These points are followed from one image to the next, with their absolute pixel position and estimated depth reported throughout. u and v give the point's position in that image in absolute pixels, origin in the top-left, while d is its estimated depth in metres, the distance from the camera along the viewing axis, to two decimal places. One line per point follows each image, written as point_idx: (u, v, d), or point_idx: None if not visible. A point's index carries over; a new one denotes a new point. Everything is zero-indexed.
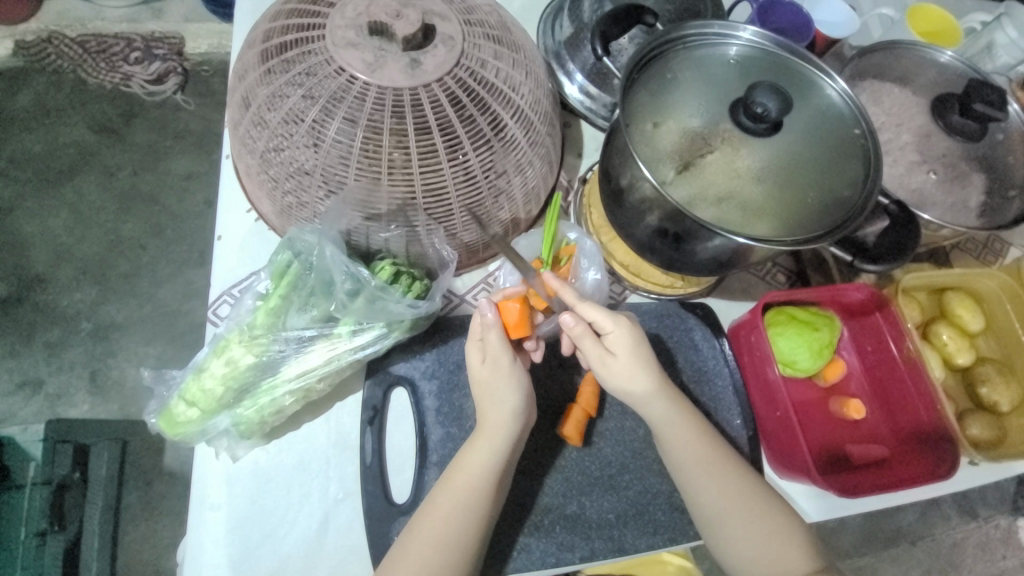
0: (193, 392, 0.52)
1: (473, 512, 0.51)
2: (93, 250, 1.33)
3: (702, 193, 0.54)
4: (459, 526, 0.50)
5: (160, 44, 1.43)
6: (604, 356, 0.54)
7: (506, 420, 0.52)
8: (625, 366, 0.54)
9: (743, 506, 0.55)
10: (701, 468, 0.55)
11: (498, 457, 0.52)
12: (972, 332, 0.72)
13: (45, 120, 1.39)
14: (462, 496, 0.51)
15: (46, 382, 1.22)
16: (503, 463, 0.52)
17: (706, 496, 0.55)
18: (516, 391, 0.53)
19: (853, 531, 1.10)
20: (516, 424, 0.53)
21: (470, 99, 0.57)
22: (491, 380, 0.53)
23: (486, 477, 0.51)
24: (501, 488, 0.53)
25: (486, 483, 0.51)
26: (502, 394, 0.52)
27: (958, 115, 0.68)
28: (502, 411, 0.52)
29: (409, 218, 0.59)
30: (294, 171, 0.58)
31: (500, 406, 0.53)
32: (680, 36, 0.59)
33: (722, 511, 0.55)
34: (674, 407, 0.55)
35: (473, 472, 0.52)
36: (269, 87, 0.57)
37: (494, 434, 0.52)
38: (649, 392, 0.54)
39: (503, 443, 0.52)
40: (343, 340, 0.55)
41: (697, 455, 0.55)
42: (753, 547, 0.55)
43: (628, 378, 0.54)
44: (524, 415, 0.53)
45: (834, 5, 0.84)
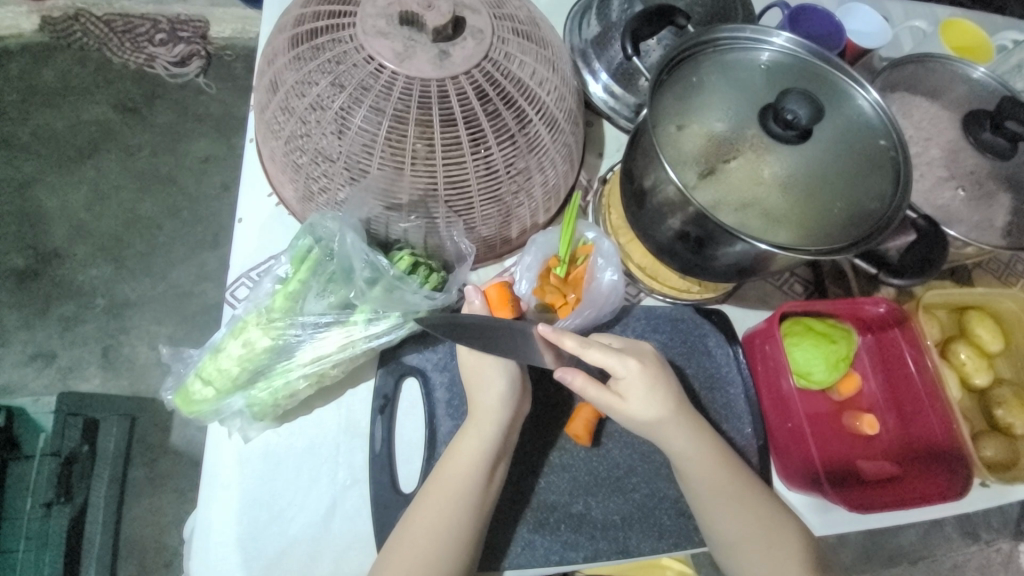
0: (210, 371, 0.53)
1: (469, 499, 0.52)
2: (111, 227, 1.34)
3: (726, 198, 0.54)
4: (457, 513, 0.51)
5: (185, 26, 1.44)
6: (613, 399, 0.54)
7: (495, 404, 0.55)
8: (638, 410, 0.54)
9: (735, 507, 0.55)
10: (698, 470, 0.55)
11: (489, 442, 0.53)
12: (990, 353, 0.71)
13: (70, 97, 1.41)
14: (458, 483, 0.52)
15: (59, 355, 1.24)
16: (495, 448, 0.54)
17: (703, 498, 0.56)
18: (504, 375, 0.56)
19: (854, 547, 1.10)
20: (505, 409, 0.55)
21: (496, 93, 0.57)
22: (476, 365, 0.56)
23: (481, 462, 0.53)
24: (496, 476, 0.54)
25: (481, 469, 0.53)
26: (489, 377, 0.55)
27: (988, 133, 0.66)
28: (492, 394, 0.55)
29: (429, 210, 0.59)
30: (317, 158, 0.58)
31: (489, 391, 0.55)
32: (711, 39, 0.58)
33: (720, 512, 0.55)
34: (681, 415, 0.55)
35: (467, 458, 0.53)
36: (298, 72, 0.57)
37: (484, 418, 0.54)
38: (659, 418, 0.54)
39: (493, 428, 0.54)
40: (358, 328, 0.55)
41: (692, 459, 0.55)
42: (749, 547, 0.56)
43: (642, 411, 0.54)
44: (512, 399, 0.55)
45: (866, 15, 0.82)
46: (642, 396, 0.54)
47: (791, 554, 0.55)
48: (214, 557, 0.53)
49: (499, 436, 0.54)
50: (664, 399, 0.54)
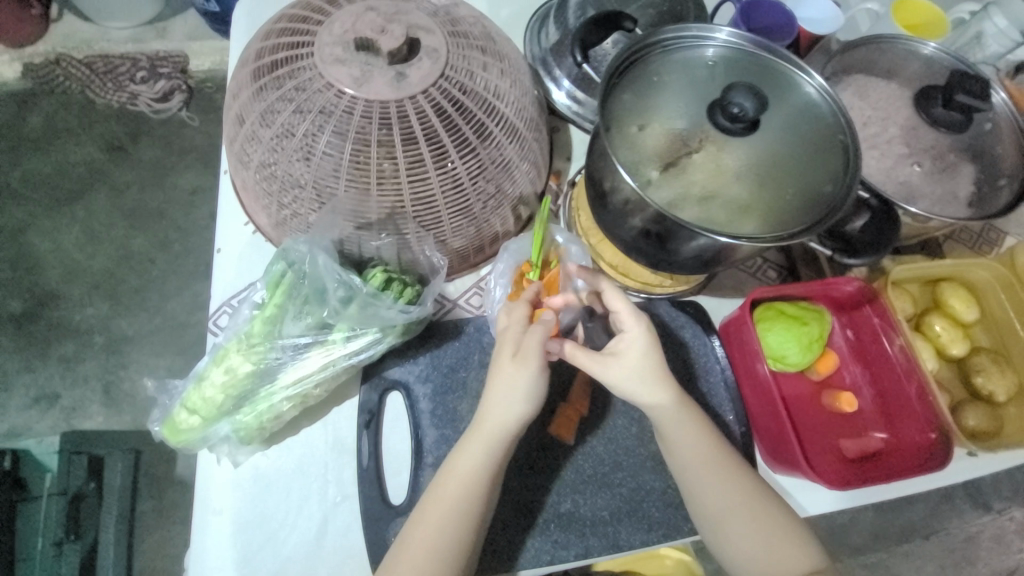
0: (194, 400, 0.54)
1: (469, 513, 0.52)
2: (104, 265, 1.37)
3: (683, 194, 0.55)
4: (453, 527, 0.51)
5: (166, 62, 1.47)
6: (610, 359, 0.54)
7: (503, 422, 0.52)
8: (634, 371, 0.53)
9: (722, 481, 0.56)
10: (702, 461, 0.56)
11: (491, 457, 0.52)
12: (965, 322, 0.72)
13: (57, 141, 1.44)
14: (457, 499, 0.51)
15: (62, 395, 1.26)
16: (495, 463, 0.52)
17: (707, 490, 0.56)
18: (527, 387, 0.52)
19: (860, 525, 1.11)
20: (513, 424, 0.52)
21: (454, 109, 0.59)
22: (509, 375, 0.52)
23: (482, 477, 0.52)
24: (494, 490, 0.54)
25: (480, 484, 0.52)
26: (510, 388, 0.52)
27: (941, 107, 0.68)
28: (504, 410, 0.52)
29: (399, 226, 0.61)
30: (287, 185, 0.60)
31: (500, 408, 0.52)
32: (657, 41, 0.60)
33: (707, 488, 0.56)
34: (660, 386, 0.54)
35: (469, 473, 0.52)
36: (262, 104, 0.59)
37: (490, 433, 0.52)
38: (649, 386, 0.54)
39: (499, 442, 0.52)
40: (337, 346, 0.56)
41: (699, 451, 0.56)
42: (749, 541, 0.56)
43: (635, 383, 0.54)
44: (526, 412, 0.53)
45: (819, 1, 0.84)
46: (642, 351, 0.54)
47: (792, 544, 0.56)
48: None
49: (504, 449, 0.53)
50: (658, 366, 0.54)
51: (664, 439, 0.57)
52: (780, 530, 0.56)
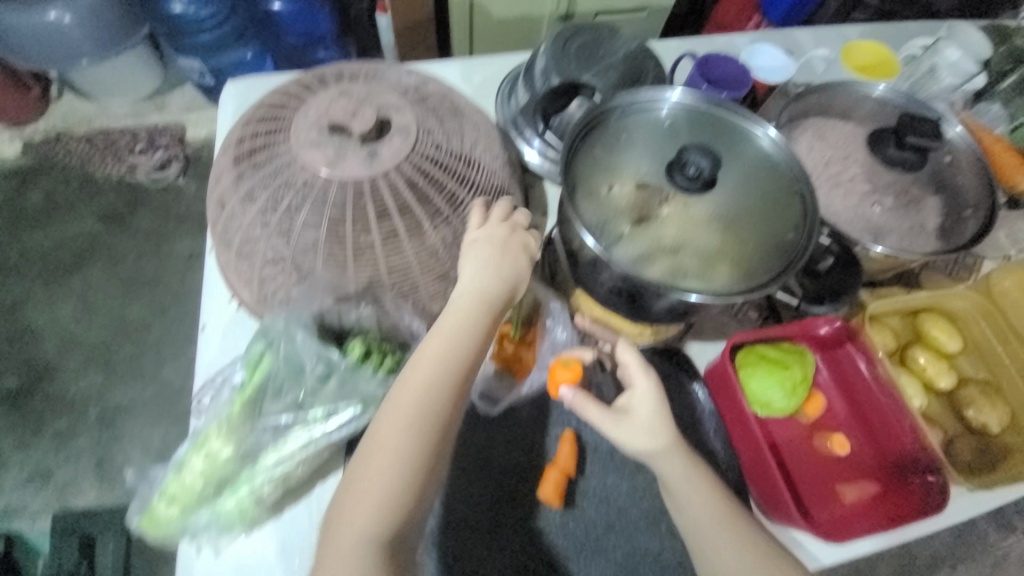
0: (174, 489, 0.53)
1: (408, 457, 0.47)
2: (100, 335, 1.38)
3: (650, 251, 0.57)
4: (393, 473, 0.47)
5: (163, 134, 1.53)
6: (618, 414, 0.53)
7: (447, 352, 0.51)
8: (640, 426, 0.52)
9: (735, 539, 0.52)
10: (709, 515, 0.52)
11: (435, 385, 0.50)
12: (950, 353, 0.72)
13: (56, 216, 1.48)
14: (395, 441, 0.47)
15: (56, 473, 1.24)
16: (462, 352, 0.52)
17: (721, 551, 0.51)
18: (474, 306, 0.54)
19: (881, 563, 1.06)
20: (459, 350, 0.51)
21: (426, 182, 0.61)
22: (474, 266, 0.55)
23: (424, 413, 0.49)
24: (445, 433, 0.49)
25: (423, 420, 0.48)
26: (459, 302, 0.54)
27: (895, 148, 0.69)
28: (447, 335, 0.52)
29: (377, 295, 0.62)
30: (267, 263, 0.61)
31: (444, 333, 0.52)
32: (613, 106, 0.63)
33: (720, 550, 0.52)
34: (666, 437, 0.52)
35: (406, 406, 0.49)
36: (242, 188, 0.62)
37: (433, 358, 0.51)
38: (653, 441, 0.52)
39: (444, 370, 0.50)
40: (317, 423, 0.56)
41: (704, 504, 0.52)
42: None
43: (635, 438, 0.52)
44: (473, 335, 0.52)
45: (771, 51, 0.89)
46: (648, 406, 0.53)
47: None
48: None
49: (449, 379, 0.50)
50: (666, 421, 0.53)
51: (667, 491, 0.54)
52: None
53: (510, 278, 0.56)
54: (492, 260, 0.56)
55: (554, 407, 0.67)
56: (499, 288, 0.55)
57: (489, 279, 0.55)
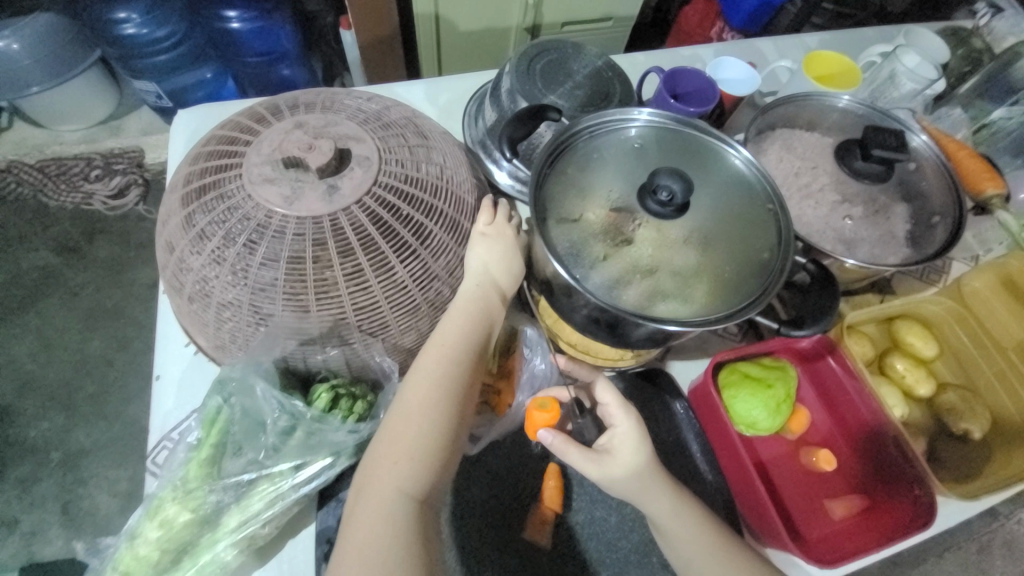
0: (126, 562, 0.49)
1: (431, 425, 0.51)
2: (58, 374, 1.29)
3: (628, 277, 0.55)
4: (412, 439, 0.50)
5: (121, 159, 1.47)
6: (597, 456, 0.51)
7: (461, 332, 0.56)
8: (620, 468, 0.51)
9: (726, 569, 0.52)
10: (701, 548, 0.52)
11: (452, 361, 0.54)
12: (926, 359, 0.72)
13: (6, 249, 1.39)
14: (421, 411, 0.51)
15: (15, 522, 1.16)
16: (470, 336, 0.56)
17: None
18: (481, 293, 0.60)
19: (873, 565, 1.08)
20: (471, 332, 0.57)
21: (390, 214, 0.58)
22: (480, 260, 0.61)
23: (446, 385, 0.53)
24: (462, 407, 0.53)
25: (445, 393, 0.53)
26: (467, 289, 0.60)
27: (861, 161, 0.70)
28: (460, 318, 0.57)
29: (344, 337, 0.58)
30: (222, 307, 0.57)
31: (456, 316, 0.58)
32: (581, 127, 0.61)
33: None
34: (653, 474, 0.51)
35: (426, 382, 0.53)
36: (192, 229, 0.58)
37: (447, 339, 0.56)
38: (635, 480, 0.51)
39: (460, 349, 0.55)
40: (285, 478, 0.52)
41: (694, 539, 0.52)
42: None
43: (616, 480, 0.51)
44: (482, 320, 0.58)
45: (736, 62, 0.89)
46: (630, 446, 0.51)
47: None
48: None
49: (462, 357, 0.55)
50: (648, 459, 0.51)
51: (657, 530, 0.53)
52: None
53: (510, 274, 0.62)
54: (497, 254, 0.62)
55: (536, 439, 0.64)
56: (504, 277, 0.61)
57: (497, 267, 0.61)
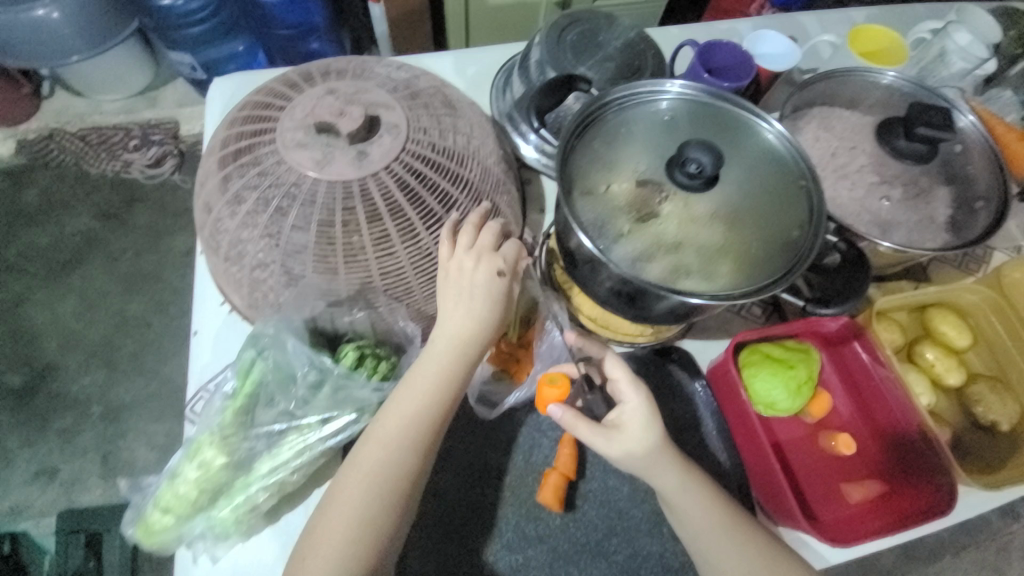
0: (167, 499, 0.52)
1: (364, 509, 0.48)
2: (100, 333, 1.37)
3: (653, 251, 0.55)
4: (344, 522, 0.48)
5: (157, 130, 1.51)
6: (607, 430, 0.52)
7: (416, 411, 0.51)
8: (631, 441, 0.51)
9: (736, 544, 0.52)
10: (709, 522, 0.52)
11: (400, 446, 0.50)
12: (959, 349, 0.70)
13: (52, 213, 1.47)
14: (354, 502, 0.49)
15: (61, 469, 1.25)
16: (419, 409, 0.52)
17: (720, 554, 0.52)
18: (450, 361, 0.53)
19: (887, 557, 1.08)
20: (429, 411, 0.52)
21: (417, 181, 0.59)
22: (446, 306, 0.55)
23: (387, 475, 0.50)
24: (398, 491, 0.50)
25: (385, 483, 0.49)
26: (435, 351, 0.54)
27: (902, 140, 0.67)
28: (420, 394, 0.52)
29: (370, 300, 0.60)
30: (256, 267, 0.59)
31: (416, 389, 0.52)
32: (611, 99, 0.61)
33: (719, 555, 0.52)
34: (663, 447, 0.52)
35: (366, 461, 0.50)
36: (228, 191, 0.60)
37: (400, 417, 0.51)
38: (647, 452, 0.52)
39: (410, 432, 0.51)
40: (313, 430, 0.55)
41: (703, 512, 0.52)
42: None
43: (628, 453, 0.52)
44: (446, 395, 0.52)
45: (776, 36, 0.86)
46: (638, 419, 0.52)
47: None
48: None
49: (408, 433, 0.51)
50: (658, 435, 0.52)
51: (666, 503, 0.54)
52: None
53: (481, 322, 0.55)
54: (473, 303, 0.55)
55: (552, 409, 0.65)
56: (479, 335, 0.54)
57: (472, 320, 0.54)
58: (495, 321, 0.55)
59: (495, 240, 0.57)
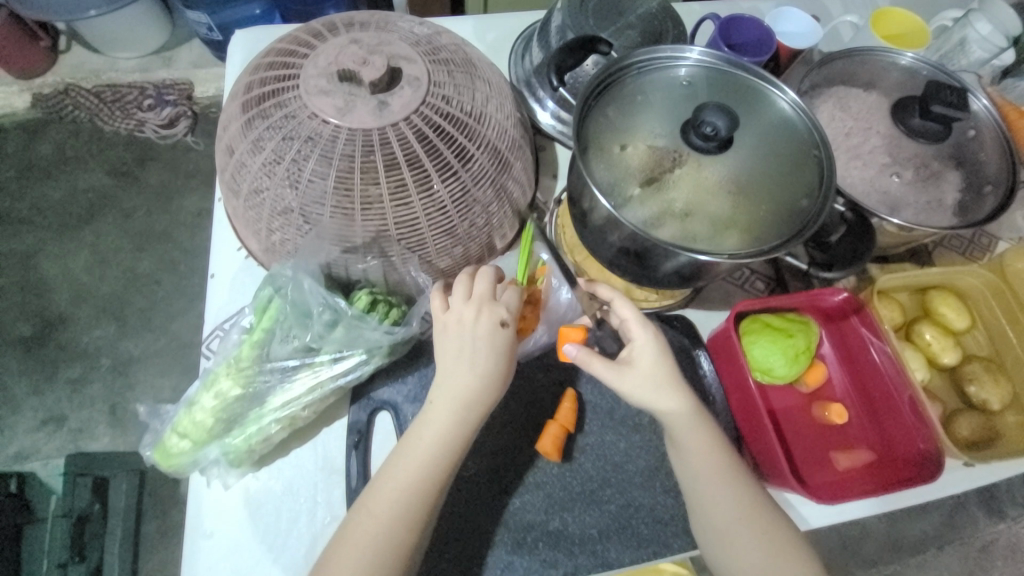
0: (185, 424, 0.55)
1: (384, 528, 0.51)
2: (110, 288, 1.40)
3: (663, 212, 0.56)
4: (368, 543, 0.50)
5: (171, 90, 1.50)
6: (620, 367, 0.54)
7: (416, 477, 0.52)
8: (644, 377, 0.54)
9: (731, 486, 0.55)
10: (706, 467, 0.55)
11: (400, 512, 0.51)
12: (956, 331, 0.72)
13: (66, 168, 1.48)
14: (354, 567, 0.50)
15: (68, 418, 1.28)
16: (439, 440, 0.53)
17: (716, 495, 0.55)
18: (450, 426, 0.53)
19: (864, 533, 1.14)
20: (428, 477, 0.52)
21: (436, 134, 0.60)
22: (454, 336, 0.56)
23: (387, 541, 0.51)
24: (416, 518, 0.52)
25: (385, 548, 0.51)
26: (434, 416, 0.54)
27: (917, 118, 0.68)
28: (431, 442, 0.53)
29: (384, 249, 0.62)
30: (276, 212, 0.61)
31: (416, 453, 0.53)
32: (631, 63, 0.61)
33: (715, 495, 0.55)
34: (670, 391, 0.54)
35: (389, 489, 0.52)
36: (250, 135, 0.61)
37: (400, 483, 0.52)
38: (659, 388, 0.54)
39: (410, 498, 0.52)
40: (325, 368, 0.58)
41: (701, 456, 0.55)
42: (754, 553, 0.54)
43: (642, 391, 0.54)
44: (445, 460, 0.53)
45: (798, 16, 0.86)
46: (649, 356, 0.55)
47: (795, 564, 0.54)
48: None
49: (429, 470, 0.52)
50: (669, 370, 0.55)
51: (671, 443, 0.56)
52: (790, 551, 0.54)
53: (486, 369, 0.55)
54: (475, 359, 0.54)
55: (555, 366, 0.68)
56: (481, 398, 0.54)
57: (472, 381, 0.54)
58: (500, 374, 0.55)
59: (491, 286, 0.58)
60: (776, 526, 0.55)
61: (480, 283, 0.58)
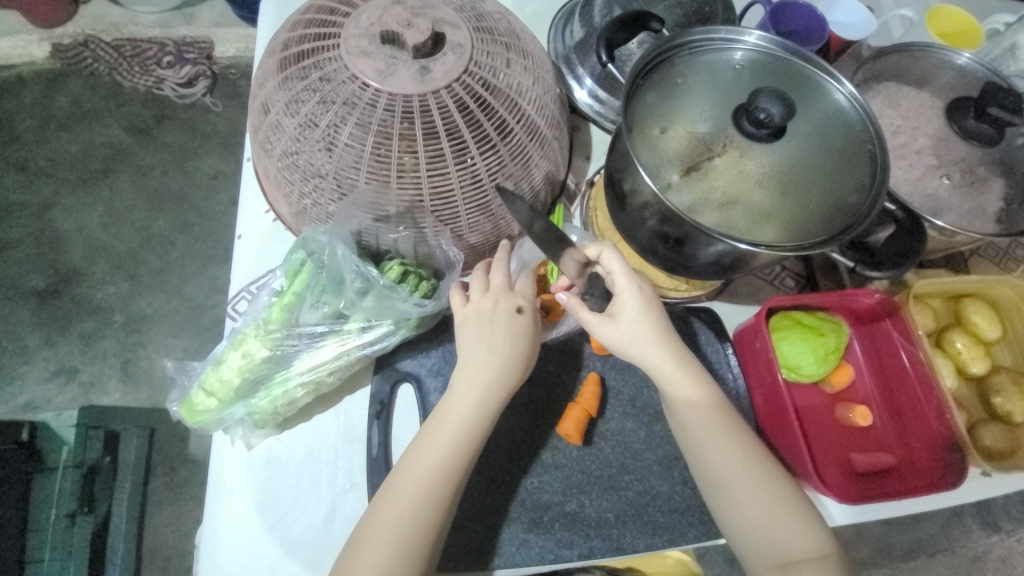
0: (212, 382, 0.57)
1: (423, 509, 0.51)
2: (125, 245, 1.39)
3: (704, 198, 0.54)
4: (405, 527, 0.50)
5: (191, 48, 1.47)
6: (604, 319, 0.56)
7: (450, 450, 0.53)
8: (623, 332, 0.56)
9: (725, 441, 0.55)
10: (716, 442, 0.55)
11: (432, 492, 0.51)
12: (987, 341, 0.71)
13: (83, 121, 1.46)
14: (386, 550, 0.50)
15: (80, 370, 1.29)
16: (469, 424, 0.54)
17: (713, 453, 0.55)
18: (478, 405, 0.54)
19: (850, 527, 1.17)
20: (462, 453, 0.53)
21: (476, 105, 0.58)
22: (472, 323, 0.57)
23: (419, 516, 0.51)
24: (446, 503, 0.52)
25: (417, 523, 0.50)
26: (461, 392, 0.55)
27: (973, 120, 0.65)
28: (457, 430, 0.53)
29: (416, 220, 0.61)
30: (310, 175, 0.60)
31: (444, 441, 0.53)
32: (685, 42, 0.59)
33: (708, 448, 0.55)
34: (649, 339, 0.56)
35: (426, 477, 0.52)
36: (287, 93, 0.59)
37: (425, 469, 0.52)
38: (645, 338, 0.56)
39: (442, 478, 0.52)
40: (352, 336, 0.59)
41: (707, 421, 0.55)
42: (746, 509, 0.54)
43: (674, 382, 0.56)
44: (468, 441, 0.53)
45: (850, 6, 0.83)
46: (633, 313, 0.56)
47: (786, 521, 0.54)
48: (221, 559, 0.56)
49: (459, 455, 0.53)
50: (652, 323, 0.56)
51: (678, 430, 0.57)
52: (780, 507, 0.54)
53: (509, 359, 0.56)
54: (493, 343, 0.56)
55: (579, 350, 0.67)
56: (513, 375, 0.56)
57: (499, 363, 0.55)
58: (523, 356, 0.57)
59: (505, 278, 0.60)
60: (792, 486, 0.55)
61: (495, 276, 0.60)
